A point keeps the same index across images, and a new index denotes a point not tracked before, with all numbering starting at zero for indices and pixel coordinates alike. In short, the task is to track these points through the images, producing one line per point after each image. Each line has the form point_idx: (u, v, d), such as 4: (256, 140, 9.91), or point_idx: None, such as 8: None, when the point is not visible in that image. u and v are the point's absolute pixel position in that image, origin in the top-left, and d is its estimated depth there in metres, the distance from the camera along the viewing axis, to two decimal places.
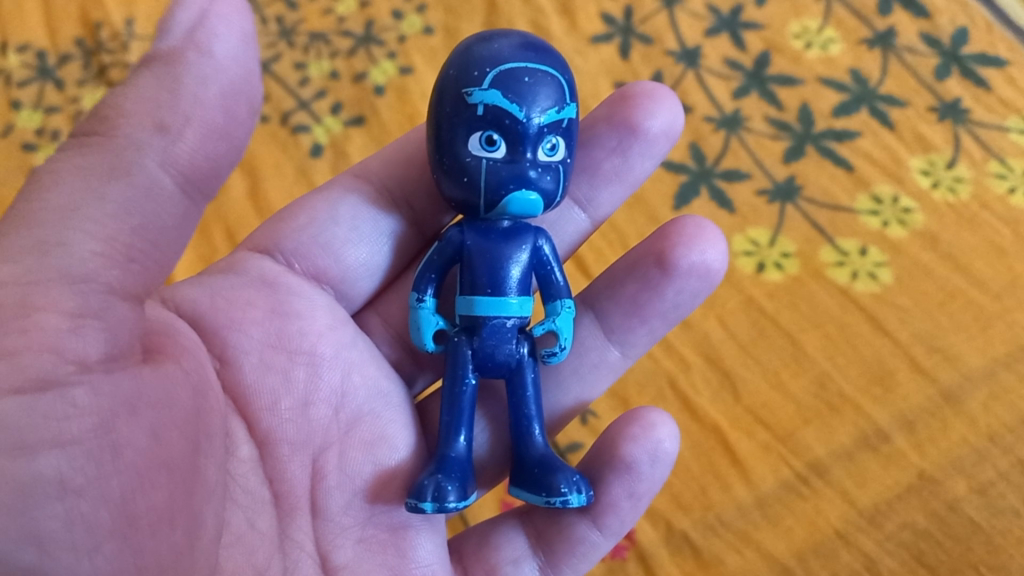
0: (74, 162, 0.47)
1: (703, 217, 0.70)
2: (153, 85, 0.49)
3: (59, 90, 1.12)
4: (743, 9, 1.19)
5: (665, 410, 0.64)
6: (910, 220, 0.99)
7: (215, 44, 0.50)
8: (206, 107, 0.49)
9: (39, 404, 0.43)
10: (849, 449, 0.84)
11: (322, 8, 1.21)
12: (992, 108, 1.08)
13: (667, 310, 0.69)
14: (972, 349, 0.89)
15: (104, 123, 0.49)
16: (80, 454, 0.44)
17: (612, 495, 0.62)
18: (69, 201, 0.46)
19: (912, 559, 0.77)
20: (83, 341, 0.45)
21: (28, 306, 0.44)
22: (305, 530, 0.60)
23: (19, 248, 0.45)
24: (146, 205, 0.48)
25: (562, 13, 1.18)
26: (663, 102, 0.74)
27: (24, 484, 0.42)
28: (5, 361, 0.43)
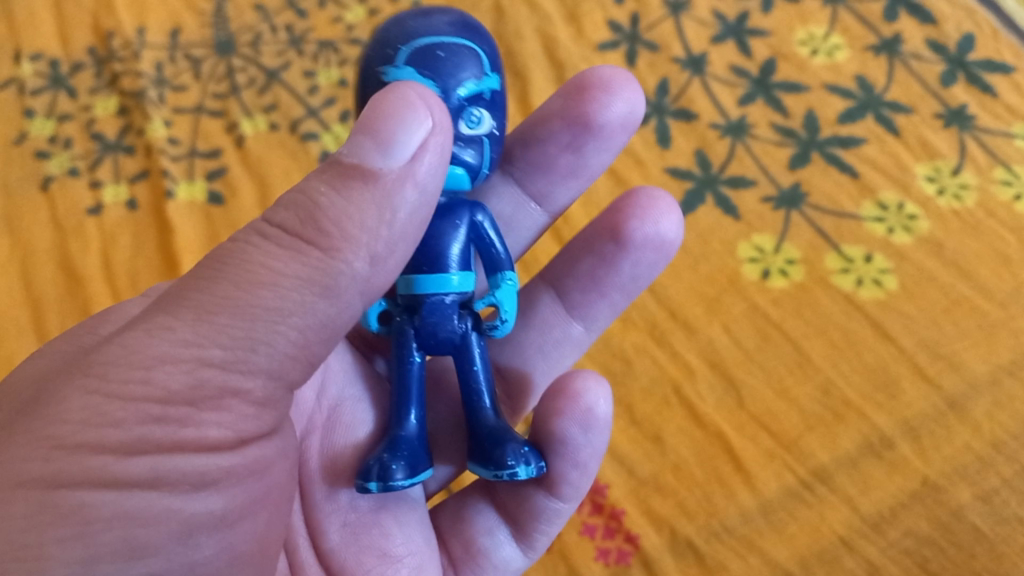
0: (276, 255, 0.46)
1: (656, 188, 0.70)
2: (370, 207, 0.46)
3: (72, 98, 1.14)
4: (750, 15, 1.19)
5: (594, 374, 0.62)
6: (915, 226, 0.99)
7: None
8: (415, 236, 0.50)
9: (219, 461, 0.47)
10: (853, 456, 0.84)
11: (330, 17, 1.22)
12: (999, 115, 1.08)
13: (625, 284, 0.70)
14: (977, 356, 0.89)
15: (317, 230, 0.46)
16: (241, 495, 0.49)
17: (555, 469, 0.61)
18: (279, 306, 0.46)
19: (915, 566, 0.78)
20: (257, 417, 0.49)
21: (225, 389, 0.46)
22: (297, 515, 0.63)
23: (216, 333, 0.45)
24: (342, 324, 0.49)
25: (568, 21, 1.19)
26: (619, 92, 0.73)
27: (190, 519, 0.47)
28: (189, 427, 0.46)
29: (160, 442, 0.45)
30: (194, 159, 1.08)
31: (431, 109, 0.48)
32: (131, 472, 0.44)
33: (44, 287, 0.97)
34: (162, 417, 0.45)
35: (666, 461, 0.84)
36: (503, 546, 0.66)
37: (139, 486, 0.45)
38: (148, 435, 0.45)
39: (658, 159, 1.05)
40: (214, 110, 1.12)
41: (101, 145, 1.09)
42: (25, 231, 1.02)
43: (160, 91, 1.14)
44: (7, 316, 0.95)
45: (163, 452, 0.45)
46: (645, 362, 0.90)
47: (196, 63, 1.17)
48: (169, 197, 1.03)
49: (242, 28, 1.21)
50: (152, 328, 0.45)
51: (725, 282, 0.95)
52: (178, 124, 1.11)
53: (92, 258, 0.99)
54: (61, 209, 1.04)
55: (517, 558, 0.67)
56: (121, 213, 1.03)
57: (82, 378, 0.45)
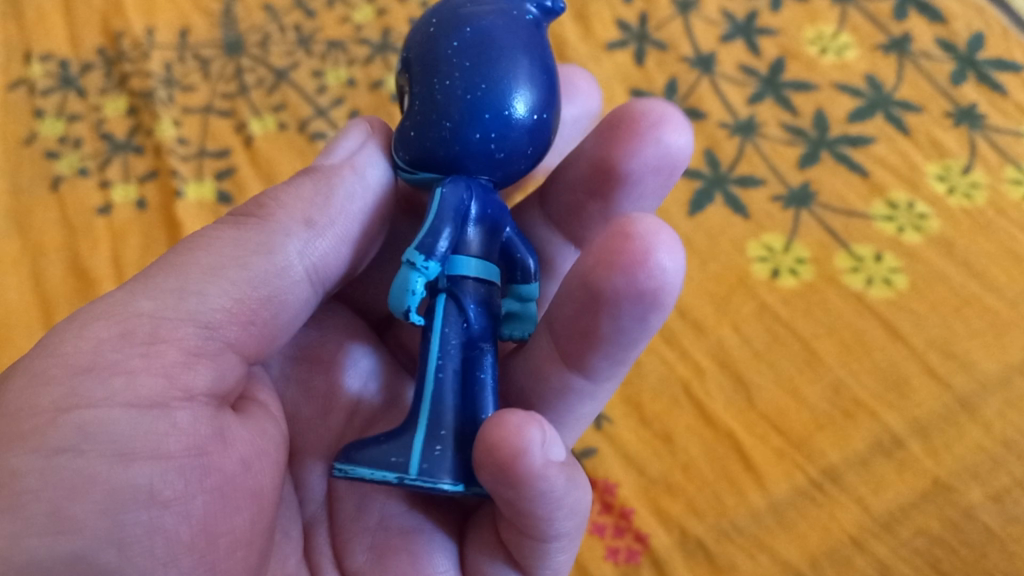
0: (219, 228, 0.63)
1: (636, 222, 0.58)
2: (308, 188, 0.66)
3: (81, 98, 1.14)
4: (758, 14, 1.19)
5: (522, 415, 0.50)
6: (925, 225, 0.99)
7: (364, 167, 0.68)
8: (348, 215, 0.67)
9: (146, 418, 0.54)
10: (863, 455, 0.84)
11: (339, 17, 1.22)
12: (1009, 114, 1.07)
13: (614, 337, 0.60)
14: (987, 356, 0.89)
15: (261, 210, 0.65)
16: (171, 469, 0.53)
17: (513, 514, 0.54)
18: (214, 263, 0.60)
19: (926, 566, 0.77)
20: (194, 375, 0.56)
21: (155, 338, 0.56)
22: (323, 539, 0.65)
23: (156, 292, 0.58)
24: (274, 282, 0.62)
25: (577, 20, 1.19)
26: (651, 134, 0.70)
27: (117, 487, 0.52)
28: (122, 378, 0.54)
29: (90, 397, 0.53)
30: (203, 159, 1.08)
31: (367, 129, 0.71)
32: (65, 433, 0.52)
33: (54, 286, 0.97)
34: (94, 371, 0.54)
35: (676, 460, 0.84)
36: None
37: (67, 449, 0.51)
38: (82, 389, 0.53)
39: None
40: (223, 110, 1.13)
41: (111, 145, 1.10)
42: (35, 231, 1.02)
43: (169, 91, 1.14)
44: (17, 315, 0.95)
45: (66, 410, 0.52)
46: (655, 362, 0.90)
47: (205, 64, 1.17)
48: (178, 197, 1.04)
49: (250, 28, 1.21)
50: (103, 301, 0.58)
51: (735, 281, 0.95)
52: (187, 124, 1.11)
53: (102, 257, 0.99)
54: (71, 209, 1.04)
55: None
56: (131, 212, 1.04)
57: (33, 358, 0.55)
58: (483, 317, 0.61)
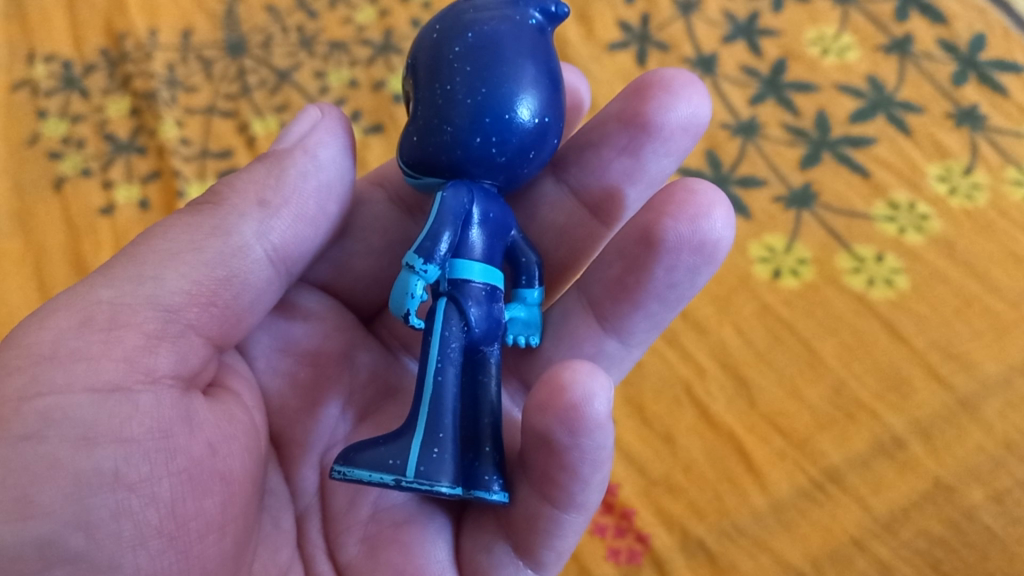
0: (177, 216, 0.64)
1: (695, 181, 0.65)
2: (264, 171, 0.67)
3: (85, 99, 1.15)
4: (760, 15, 1.19)
5: (591, 366, 0.53)
6: (926, 226, 0.99)
7: (316, 148, 0.68)
8: (306, 195, 0.67)
9: (106, 403, 0.54)
10: (864, 456, 0.84)
11: (341, 18, 1.22)
12: (1010, 114, 1.07)
13: (662, 292, 0.66)
14: (988, 356, 0.89)
15: (218, 196, 0.65)
16: (136, 452, 0.54)
17: (548, 471, 0.55)
18: (173, 249, 0.61)
19: (927, 566, 0.77)
20: (154, 358, 0.57)
21: (114, 323, 0.57)
22: (316, 531, 0.66)
23: (114, 280, 0.59)
24: (235, 263, 0.62)
25: (579, 21, 1.19)
26: (681, 94, 0.72)
27: (81, 473, 0.52)
28: (82, 365, 0.55)
29: (50, 385, 0.54)
30: (206, 159, 1.08)
31: (320, 111, 0.71)
32: (25, 421, 0.52)
33: (57, 287, 0.97)
34: (52, 360, 0.54)
35: (677, 460, 0.84)
36: (505, 566, 0.60)
37: (28, 437, 0.52)
38: (42, 377, 0.54)
39: None
40: (225, 110, 1.13)
41: (114, 146, 1.10)
42: (39, 232, 1.03)
43: (172, 92, 1.15)
44: (20, 315, 0.95)
45: (29, 398, 0.53)
46: (657, 363, 0.90)
47: (208, 64, 1.18)
48: (181, 198, 1.04)
49: (253, 29, 1.21)
50: (63, 293, 0.59)
51: (737, 281, 0.95)
52: (190, 125, 1.11)
53: (105, 258, 1.00)
54: (74, 209, 1.05)
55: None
56: (133, 213, 1.04)
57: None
58: (485, 321, 0.61)
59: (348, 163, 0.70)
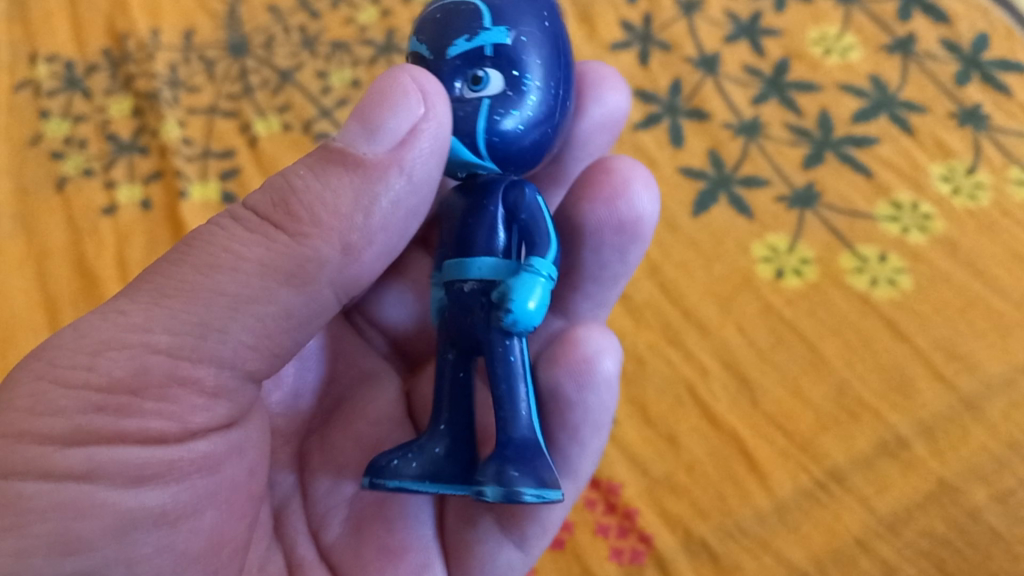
0: (242, 238, 0.54)
1: (610, 163, 0.70)
2: (349, 193, 0.55)
3: (87, 100, 1.15)
4: (763, 15, 1.19)
5: (603, 332, 0.67)
6: (929, 226, 0.98)
7: (412, 164, 0.56)
8: (387, 228, 0.57)
9: (164, 454, 0.51)
10: (867, 456, 0.83)
11: (343, 18, 1.22)
12: (1013, 114, 1.07)
13: (593, 272, 0.70)
14: (992, 357, 0.89)
15: (290, 215, 0.54)
16: (187, 493, 0.52)
17: (549, 428, 0.65)
18: (236, 293, 0.52)
19: (931, 566, 0.77)
20: (210, 411, 0.53)
21: (173, 378, 0.51)
22: (298, 516, 0.66)
23: (168, 321, 0.51)
24: (302, 313, 0.56)
25: (581, 21, 1.19)
26: (601, 101, 0.76)
27: (128, 514, 0.50)
28: (135, 417, 0.50)
29: (104, 432, 0.49)
30: (208, 160, 1.08)
31: (427, 102, 0.56)
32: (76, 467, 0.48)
33: (59, 287, 0.97)
34: (103, 407, 0.50)
35: (680, 461, 0.84)
36: (485, 536, 0.64)
37: (76, 477, 0.48)
38: (93, 423, 0.49)
39: (671, 158, 1.05)
40: (227, 111, 1.13)
41: (116, 147, 1.10)
42: (41, 233, 1.03)
43: (174, 92, 1.15)
44: (22, 316, 0.95)
45: (92, 444, 0.49)
46: (660, 363, 0.90)
47: (210, 64, 1.18)
48: (183, 198, 1.04)
49: (255, 30, 1.21)
50: (107, 314, 0.51)
51: (739, 282, 0.95)
52: (193, 125, 1.11)
53: (107, 258, 1.00)
54: (76, 210, 1.05)
55: (518, 557, 0.65)
56: (136, 213, 1.04)
57: (36, 370, 0.50)
58: None
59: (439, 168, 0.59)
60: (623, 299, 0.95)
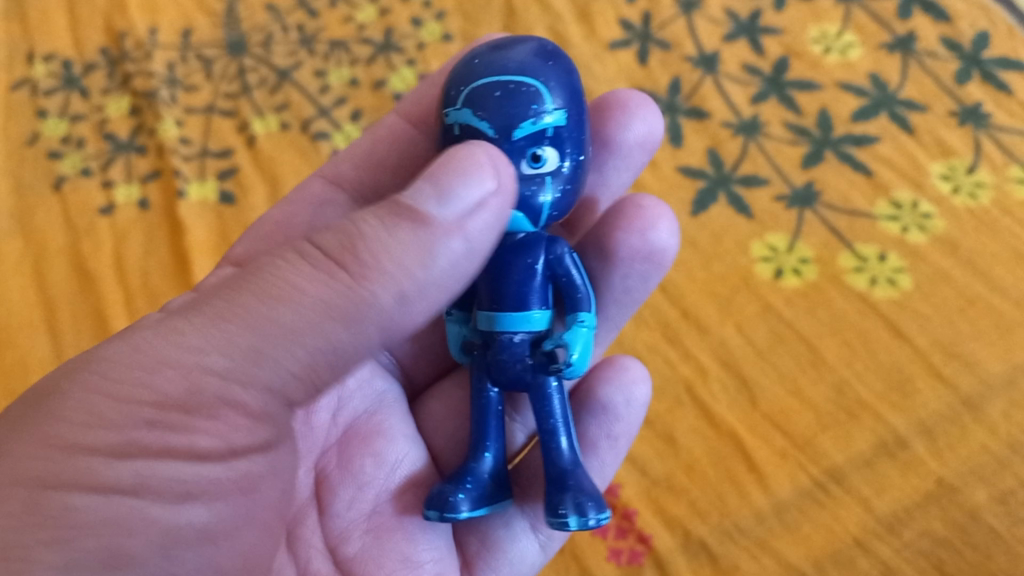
0: (305, 273, 0.48)
1: (647, 197, 0.69)
2: (412, 245, 0.48)
3: (84, 98, 1.14)
4: (762, 13, 1.18)
5: (637, 359, 0.72)
6: (929, 225, 0.98)
7: (472, 227, 0.50)
8: (441, 287, 0.50)
9: (206, 472, 0.49)
10: (867, 456, 0.83)
11: (342, 17, 1.22)
12: (1014, 113, 1.07)
13: (618, 297, 0.69)
14: (992, 356, 0.88)
15: (353, 257, 0.48)
16: (226, 509, 0.51)
17: (591, 434, 0.69)
18: (292, 324, 0.48)
19: (931, 567, 0.77)
20: (249, 433, 0.51)
21: (223, 400, 0.48)
22: (314, 530, 0.65)
23: (223, 346, 0.48)
24: (358, 358, 0.52)
25: (580, 20, 1.18)
26: (638, 112, 0.72)
27: (170, 531, 0.48)
28: (183, 435, 0.48)
29: (153, 446, 0.47)
30: (206, 159, 1.08)
31: (499, 177, 0.50)
32: (124, 481, 0.46)
33: (57, 286, 0.97)
34: (156, 422, 0.47)
35: (679, 461, 0.84)
36: (519, 537, 0.68)
37: (123, 492, 0.46)
38: (139, 439, 0.47)
39: (670, 158, 1.05)
40: (226, 110, 1.13)
41: (113, 145, 1.10)
42: (38, 232, 1.02)
43: (172, 91, 1.14)
44: (19, 315, 0.95)
45: (148, 458, 0.47)
46: (658, 363, 0.90)
47: (207, 63, 1.17)
48: (181, 197, 1.04)
49: (253, 28, 1.21)
50: (167, 333, 0.49)
51: (739, 282, 0.95)
52: (190, 124, 1.11)
53: (104, 257, 0.99)
54: (74, 209, 1.04)
55: (538, 557, 0.70)
56: (133, 212, 1.03)
57: (89, 380, 0.48)
58: None
59: (500, 231, 0.52)
60: None
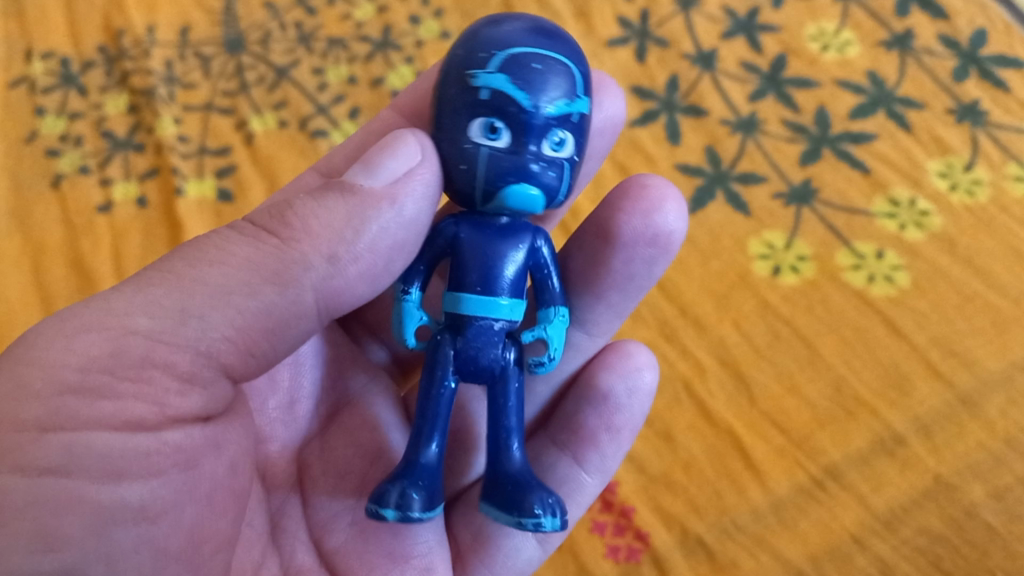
0: (233, 241, 0.52)
1: (651, 178, 0.68)
2: (341, 213, 0.54)
3: (82, 96, 1.14)
4: (760, 11, 1.18)
5: (642, 344, 0.73)
6: (927, 223, 0.98)
7: (406, 199, 0.56)
8: (376, 254, 0.55)
9: (138, 443, 0.48)
10: (865, 453, 0.83)
11: (340, 14, 1.22)
12: (1011, 111, 1.07)
13: (621, 283, 0.69)
14: (989, 353, 0.89)
15: (282, 224, 0.53)
16: (168, 485, 0.49)
17: (591, 425, 0.69)
18: (218, 286, 0.50)
19: (928, 564, 0.77)
20: (184, 399, 0.50)
21: (146, 362, 0.48)
22: (297, 521, 0.65)
23: (150, 306, 0.49)
24: (278, 316, 0.52)
25: (578, 18, 1.18)
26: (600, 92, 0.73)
27: (106, 508, 0.46)
28: (111, 400, 0.47)
29: (79, 416, 0.46)
30: (204, 157, 1.08)
31: (424, 154, 0.58)
32: (48, 450, 0.45)
33: (55, 285, 0.97)
34: (80, 388, 0.47)
35: (677, 459, 0.84)
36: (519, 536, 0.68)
37: (54, 469, 0.45)
38: (67, 408, 0.46)
39: (668, 155, 1.05)
40: (223, 108, 1.12)
41: (112, 143, 1.10)
42: (37, 230, 1.02)
43: (170, 89, 1.14)
44: (18, 314, 0.95)
45: (80, 428, 0.46)
46: (657, 361, 0.90)
47: (205, 61, 1.17)
48: (179, 195, 1.03)
49: (251, 26, 1.21)
50: (94, 302, 0.50)
51: (737, 279, 0.95)
52: (188, 122, 1.11)
53: (103, 255, 0.99)
54: (72, 208, 1.04)
55: (536, 553, 0.70)
56: (131, 210, 1.03)
57: (10, 359, 0.47)
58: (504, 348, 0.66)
59: (431, 208, 0.59)
60: None
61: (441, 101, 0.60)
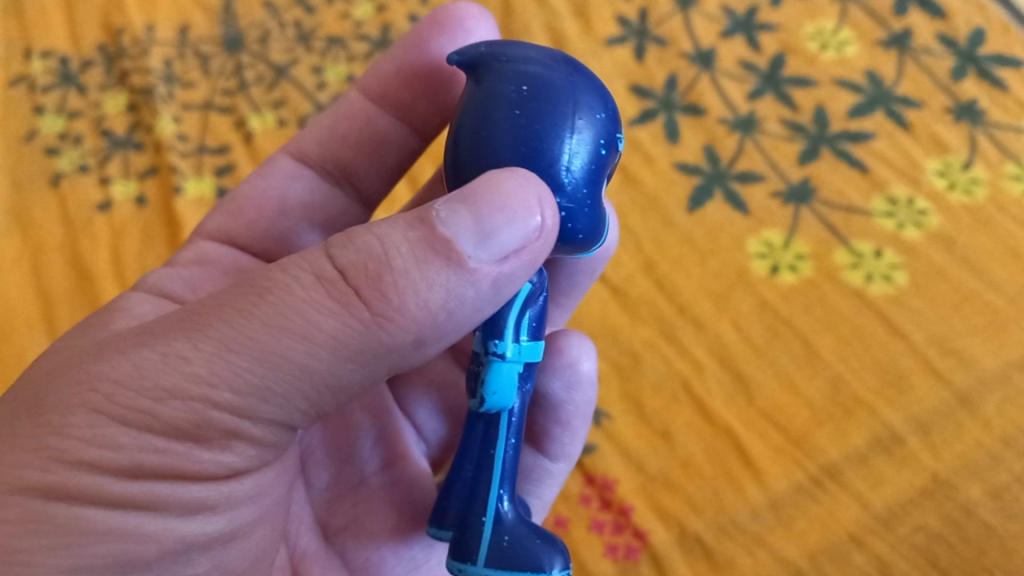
0: (319, 308, 0.46)
1: None
2: (441, 288, 0.46)
3: (82, 95, 1.14)
4: (759, 10, 1.19)
5: (579, 335, 0.73)
6: (925, 222, 0.98)
7: (511, 268, 0.48)
8: (467, 326, 0.49)
9: (214, 489, 0.51)
10: (863, 452, 0.84)
11: (339, 13, 1.22)
12: (1009, 110, 1.07)
13: (564, 290, 0.75)
14: (987, 352, 0.89)
15: (377, 294, 0.46)
16: (233, 515, 0.54)
17: (540, 422, 0.73)
18: (302, 364, 0.47)
19: (925, 562, 0.77)
20: (257, 454, 0.52)
21: (227, 431, 0.49)
22: (302, 505, 0.69)
23: (232, 377, 0.47)
24: (356, 388, 0.50)
25: (577, 16, 1.18)
26: None
27: (182, 539, 0.51)
28: (193, 460, 0.49)
29: (161, 470, 0.49)
30: (203, 155, 1.08)
31: (542, 211, 0.48)
32: (131, 493, 0.49)
33: (54, 284, 0.97)
34: (165, 448, 0.48)
35: (675, 457, 0.84)
36: None
37: (137, 506, 0.49)
38: (149, 463, 0.48)
39: (666, 154, 1.05)
40: (223, 106, 1.12)
41: (110, 142, 1.10)
42: (37, 229, 1.02)
43: (169, 88, 1.14)
44: (17, 313, 0.95)
45: (161, 479, 0.49)
46: (655, 360, 0.90)
47: (204, 60, 1.17)
48: (178, 194, 1.04)
49: (250, 25, 1.21)
50: (170, 354, 0.47)
51: (735, 279, 0.95)
52: (187, 120, 1.11)
53: (102, 254, 0.99)
54: (71, 206, 1.04)
55: None
56: (130, 209, 1.04)
57: (91, 401, 0.48)
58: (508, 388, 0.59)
59: (539, 261, 0.50)
60: (619, 294, 0.95)
61: (557, 133, 0.52)
